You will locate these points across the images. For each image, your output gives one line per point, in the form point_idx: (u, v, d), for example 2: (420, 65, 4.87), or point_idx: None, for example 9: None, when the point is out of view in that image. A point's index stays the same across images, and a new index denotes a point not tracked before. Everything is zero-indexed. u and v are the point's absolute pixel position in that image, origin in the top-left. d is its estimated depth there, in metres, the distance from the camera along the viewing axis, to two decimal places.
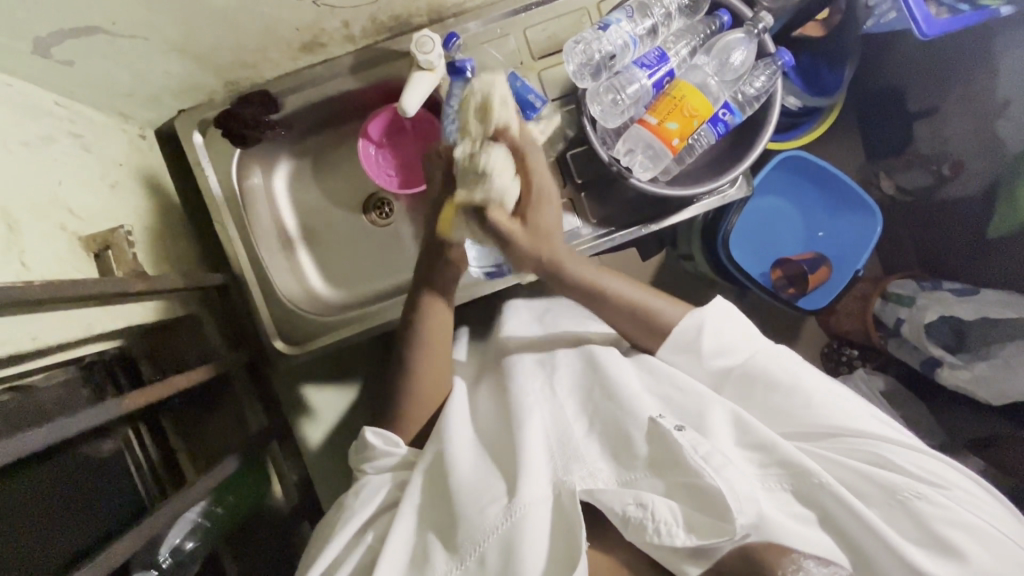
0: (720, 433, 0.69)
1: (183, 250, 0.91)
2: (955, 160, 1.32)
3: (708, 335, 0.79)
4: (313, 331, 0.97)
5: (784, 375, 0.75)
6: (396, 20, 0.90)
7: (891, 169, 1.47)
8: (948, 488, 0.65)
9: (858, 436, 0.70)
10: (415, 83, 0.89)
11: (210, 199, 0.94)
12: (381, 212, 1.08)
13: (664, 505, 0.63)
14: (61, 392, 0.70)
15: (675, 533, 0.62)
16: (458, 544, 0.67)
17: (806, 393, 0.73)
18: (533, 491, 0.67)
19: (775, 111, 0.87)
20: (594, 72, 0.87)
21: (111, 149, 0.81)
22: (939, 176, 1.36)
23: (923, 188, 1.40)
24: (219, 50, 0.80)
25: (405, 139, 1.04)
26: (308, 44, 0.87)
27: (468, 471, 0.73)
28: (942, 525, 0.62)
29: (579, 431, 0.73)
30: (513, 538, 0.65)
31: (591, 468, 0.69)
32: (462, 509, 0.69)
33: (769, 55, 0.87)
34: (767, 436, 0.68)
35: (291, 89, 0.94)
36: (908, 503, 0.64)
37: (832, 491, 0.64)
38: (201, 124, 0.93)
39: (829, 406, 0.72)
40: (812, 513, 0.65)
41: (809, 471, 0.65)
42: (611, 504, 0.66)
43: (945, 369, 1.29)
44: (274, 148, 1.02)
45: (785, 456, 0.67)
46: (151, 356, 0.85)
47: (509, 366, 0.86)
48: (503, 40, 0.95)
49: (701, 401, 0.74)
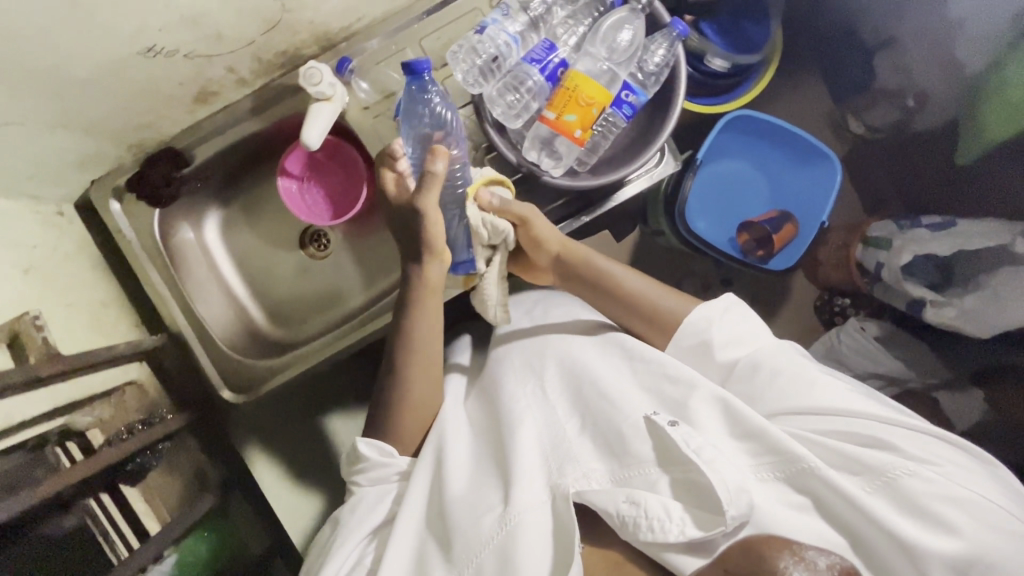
0: (710, 424, 0.68)
1: (116, 318, 0.92)
2: (919, 90, 1.31)
3: (718, 330, 0.78)
4: (262, 377, 0.97)
5: (780, 362, 0.73)
6: (284, 56, 0.88)
7: (857, 108, 1.44)
8: (944, 462, 0.60)
9: (856, 418, 0.66)
10: (315, 114, 0.88)
11: (137, 264, 0.94)
12: (319, 245, 1.08)
13: (657, 502, 0.62)
14: (11, 473, 0.72)
15: (667, 529, 0.61)
16: (455, 555, 0.67)
17: (800, 377, 0.71)
18: (530, 494, 0.68)
19: (681, 81, 0.84)
20: (484, 76, 0.85)
21: (22, 234, 0.82)
22: (906, 109, 1.35)
23: (893, 124, 1.40)
24: (105, 118, 0.80)
25: (327, 169, 1.03)
26: (200, 95, 0.86)
27: (463, 484, 0.73)
28: (937, 503, 0.57)
29: (571, 433, 0.73)
30: (507, 547, 0.65)
31: (585, 469, 0.68)
32: (457, 521, 0.69)
33: (665, 25, 0.84)
34: (758, 423, 0.66)
35: (198, 141, 0.94)
36: (898, 482, 0.60)
37: (821, 475, 0.61)
38: (116, 192, 0.93)
39: (823, 390, 0.69)
40: (807, 498, 0.63)
41: (799, 456, 0.63)
42: (604, 506, 0.64)
43: (930, 308, 1.23)
44: (199, 201, 1.02)
45: (777, 442, 0.64)
46: (103, 427, 0.86)
47: (496, 371, 0.86)
48: (400, 56, 0.93)
49: (689, 390, 0.72)
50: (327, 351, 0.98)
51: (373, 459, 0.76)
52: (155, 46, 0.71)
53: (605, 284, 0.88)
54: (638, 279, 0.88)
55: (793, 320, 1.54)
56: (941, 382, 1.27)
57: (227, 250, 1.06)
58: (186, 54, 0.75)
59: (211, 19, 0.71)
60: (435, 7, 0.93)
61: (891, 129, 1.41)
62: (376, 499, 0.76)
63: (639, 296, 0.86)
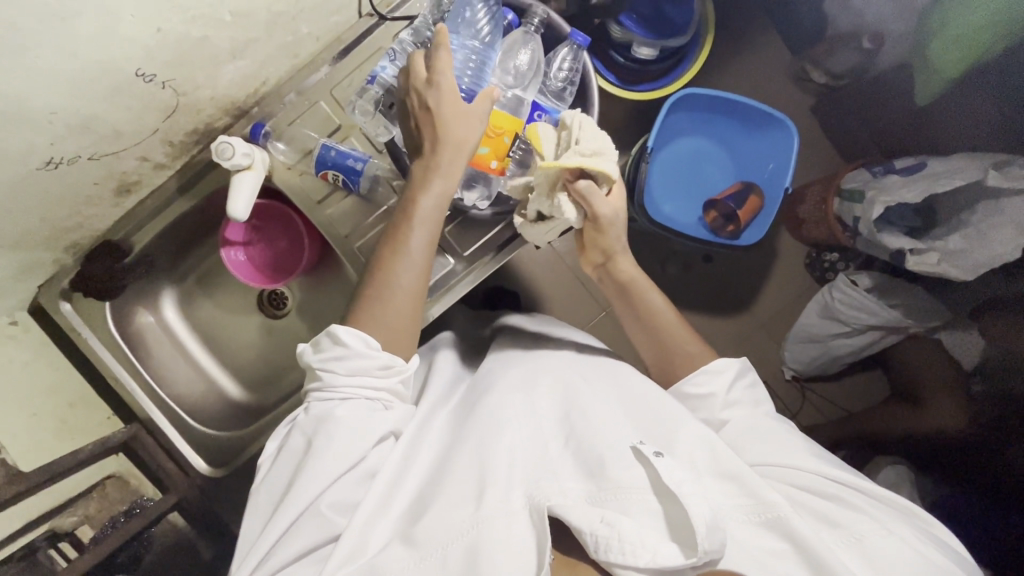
0: (692, 458, 0.68)
1: (85, 416, 0.94)
2: (874, 32, 1.26)
3: (729, 378, 0.80)
4: (238, 447, 0.99)
5: (756, 423, 0.76)
6: (197, 133, 0.89)
7: (815, 57, 1.40)
8: (903, 529, 0.62)
9: (826, 480, 0.68)
10: (238, 186, 0.88)
11: (97, 358, 0.96)
12: (276, 304, 1.09)
13: (631, 527, 0.60)
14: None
15: (638, 554, 0.59)
16: (420, 539, 0.64)
17: (776, 437, 0.74)
18: (502, 509, 0.65)
19: (593, 86, 0.83)
20: (515, 77, 0.84)
21: None
22: (863, 50, 1.30)
23: (853, 67, 1.35)
24: (29, 230, 0.81)
25: (269, 231, 1.04)
26: (120, 187, 0.86)
27: (437, 482, 0.70)
28: (896, 565, 0.58)
29: (553, 456, 0.72)
30: (475, 553, 0.62)
31: (562, 487, 0.66)
32: (432, 513, 0.66)
33: (566, 36, 0.83)
34: (739, 465, 0.66)
35: (134, 229, 0.95)
36: (862, 541, 0.61)
37: (793, 523, 0.61)
38: (64, 293, 0.94)
39: (800, 451, 0.72)
40: (786, 544, 0.62)
41: (774, 501, 0.63)
42: (578, 523, 0.62)
43: (911, 257, 1.17)
44: (152, 285, 1.03)
45: (755, 486, 0.65)
46: (92, 522, 0.90)
47: (483, 380, 0.86)
48: (314, 110, 0.93)
49: (676, 424, 0.72)
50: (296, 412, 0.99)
51: (358, 348, 0.69)
52: (54, 158, 0.71)
53: (646, 313, 0.88)
54: (675, 323, 0.87)
55: (780, 289, 1.49)
56: (941, 323, 1.22)
57: (189, 326, 1.08)
58: (89, 157, 0.76)
59: (103, 121, 0.72)
60: (339, 54, 0.92)
61: (853, 74, 1.36)
62: (362, 432, 0.68)
63: (660, 332, 0.87)
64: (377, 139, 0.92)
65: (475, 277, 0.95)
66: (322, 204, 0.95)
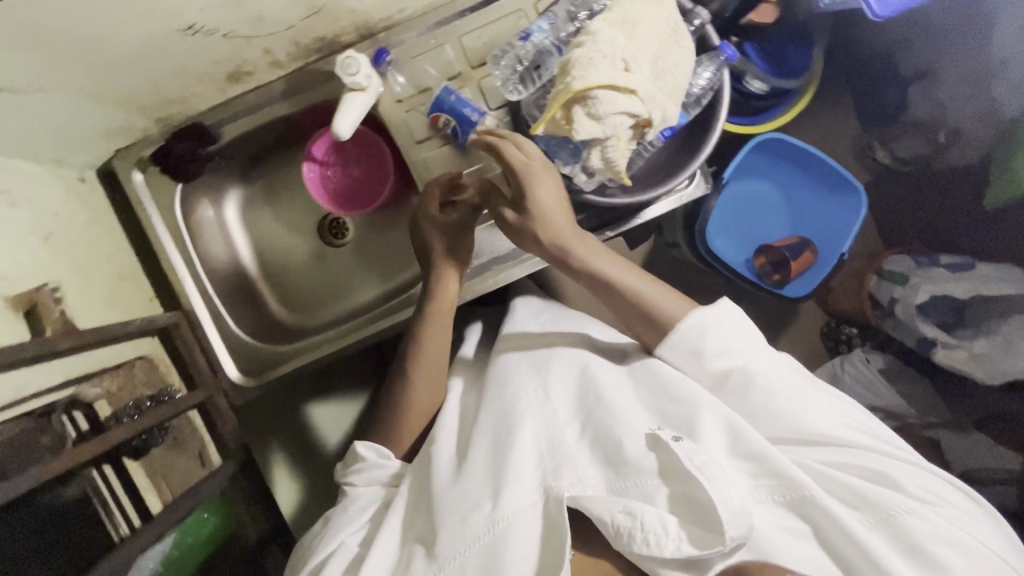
0: (715, 442, 0.67)
1: (134, 292, 0.91)
2: (952, 127, 1.25)
3: (711, 338, 0.74)
4: (272, 361, 0.98)
5: (781, 378, 0.72)
6: (322, 41, 0.87)
7: (885, 136, 1.36)
8: (937, 503, 0.64)
9: (859, 449, 0.68)
10: (348, 105, 0.87)
11: (155, 236, 0.94)
12: (337, 233, 1.08)
13: (655, 516, 0.62)
14: (18, 445, 0.73)
15: (664, 544, 0.61)
16: (439, 550, 0.66)
17: (796, 396, 0.71)
18: (519, 499, 0.67)
19: (724, 105, 0.83)
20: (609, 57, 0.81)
21: (43, 201, 0.80)
22: (935, 144, 1.29)
23: (919, 158, 1.33)
24: (139, 90, 0.79)
25: (352, 160, 1.02)
26: (233, 74, 0.85)
27: (450, 476, 0.72)
28: (926, 539, 0.61)
29: (571, 437, 0.71)
30: (497, 545, 0.65)
31: (581, 475, 0.67)
32: (444, 518, 0.68)
33: (713, 48, 0.83)
34: (761, 445, 0.66)
35: (226, 119, 0.93)
36: (895, 519, 0.62)
37: (821, 506, 0.63)
38: (140, 163, 0.92)
39: (827, 417, 0.71)
40: (805, 526, 0.64)
41: (801, 483, 0.64)
42: (600, 514, 0.63)
43: (940, 349, 1.20)
44: (221, 178, 1.01)
45: (779, 466, 0.65)
46: (112, 400, 0.87)
47: (500, 366, 0.83)
48: (439, 51, 0.93)
49: (695, 407, 0.71)
50: (333, 345, 0.99)
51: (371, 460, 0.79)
52: (196, 24, 0.69)
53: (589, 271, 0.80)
54: (652, 286, 0.80)
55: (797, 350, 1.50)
56: (939, 420, 1.24)
57: (244, 230, 1.06)
58: (225, 34, 0.74)
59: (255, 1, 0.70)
60: (478, 3, 0.92)
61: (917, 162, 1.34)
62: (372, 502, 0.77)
63: (630, 291, 0.79)
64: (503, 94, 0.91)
65: (519, 269, 0.96)
66: (420, 145, 0.94)
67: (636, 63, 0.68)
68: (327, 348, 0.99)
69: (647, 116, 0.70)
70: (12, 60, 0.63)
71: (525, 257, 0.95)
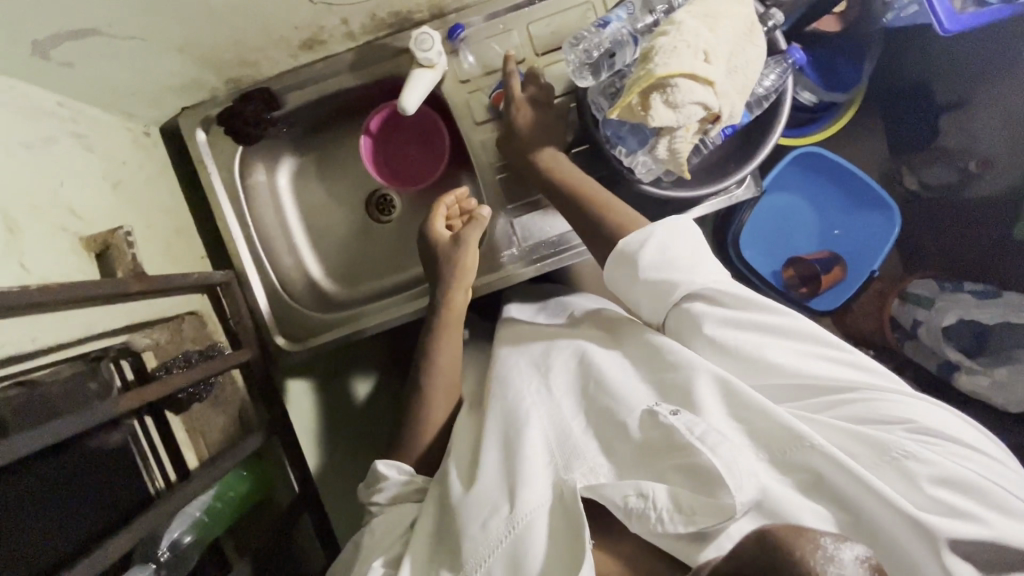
0: (713, 406, 0.66)
1: (188, 247, 0.93)
2: (984, 156, 1.23)
3: (654, 247, 0.76)
4: (316, 329, 1.00)
5: (765, 321, 0.71)
6: (396, 17, 0.89)
7: (914, 164, 1.33)
8: (939, 442, 0.61)
9: (852, 393, 0.66)
10: (416, 80, 0.88)
11: (212, 195, 0.95)
12: (384, 210, 1.09)
13: (663, 490, 0.60)
14: (70, 385, 0.71)
15: (676, 520, 0.58)
16: (464, 560, 0.64)
17: (779, 339, 0.70)
18: (535, 496, 0.65)
19: (786, 110, 0.85)
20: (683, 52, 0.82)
21: (114, 149, 0.82)
22: (965, 172, 1.25)
23: (948, 185, 1.29)
24: (219, 47, 0.80)
25: (406, 137, 1.03)
26: (308, 42, 0.86)
27: (466, 486, 0.70)
28: (934, 480, 0.58)
29: (578, 428, 0.71)
30: (518, 547, 0.63)
31: (591, 465, 0.66)
32: (465, 525, 0.66)
33: (781, 52, 0.85)
34: (758, 404, 0.65)
35: (292, 86, 0.94)
36: (901, 462, 0.59)
37: (824, 453, 0.60)
38: (205, 122, 0.94)
39: (815, 362, 0.69)
40: (807, 483, 0.61)
41: (802, 438, 0.61)
42: (611, 497, 0.62)
43: (963, 374, 1.20)
44: (277, 145, 1.02)
45: (778, 425, 0.63)
46: (158, 351, 0.87)
47: (502, 367, 0.85)
48: (506, 36, 0.94)
49: (690, 372, 0.70)
50: (373, 320, 1.00)
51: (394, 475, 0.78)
52: None
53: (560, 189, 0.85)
54: (601, 194, 0.85)
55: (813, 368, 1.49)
56: None
57: (293, 199, 1.07)
58: None
59: None
60: None
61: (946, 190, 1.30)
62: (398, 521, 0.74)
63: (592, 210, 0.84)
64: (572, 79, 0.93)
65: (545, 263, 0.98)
66: (479, 126, 0.96)
67: (715, 55, 0.69)
68: (370, 320, 1.00)
69: (718, 109, 0.71)
70: (114, 4, 0.64)
71: (561, 248, 0.97)
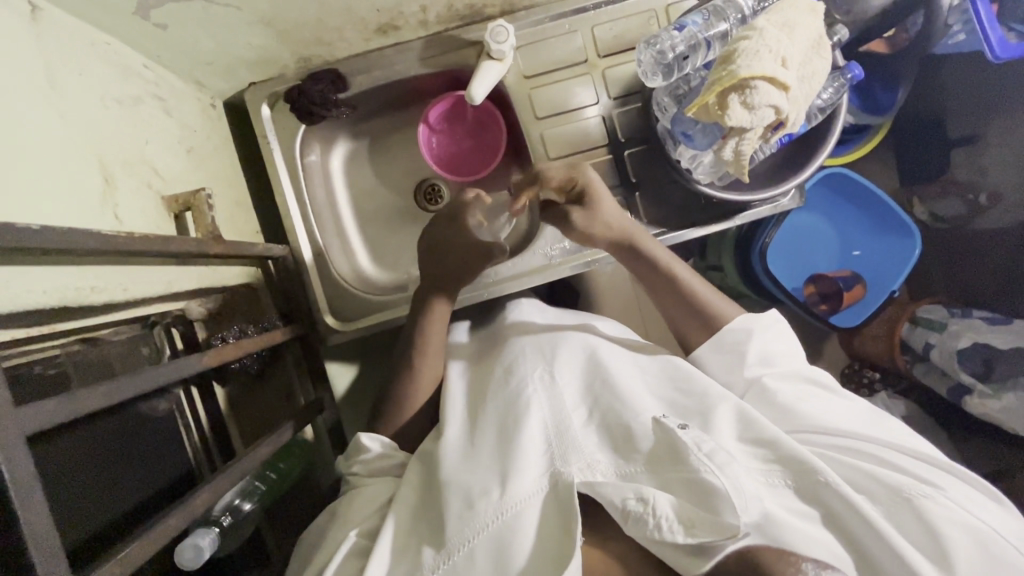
0: (723, 429, 0.65)
1: (244, 220, 0.93)
2: (992, 189, 1.23)
3: (756, 344, 0.77)
4: (361, 310, 1.00)
5: (790, 384, 0.74)
6: (470, 8, 0.92)
7: (924, 195, 1.33)
8: (950, 489, 0.62)
9: (865, 441, 0.67)
10: (485, 71, 0.90)
11: (271, 169, 0.96)
12: (431, 200, 1.09)
13: (664, 498, 0.58)
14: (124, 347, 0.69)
15: (676, 529, 0.56)
16: (446, 539, 0.61)
17: (804, 393, 0.73)
18: (526, 488, 0.63)
19: (839, 125, 0.89)
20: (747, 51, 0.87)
21: (187, 115, 0.82)
22: (974, 205, 1.25)
23: (957, 217, 1.29)
24: (301, 25, 0.82)
25: (461, 128, 1.05)
26: (384, 25, 0.89)
27: (459, 461, 0.68)
28: (946, 523, 0.58)
29: (577, 422, 0.69)
30: (504, 536, 0.60)
31: (589, 460, 0.64)
32: (450, 503, 0.63)
33: (838, 68, 0.89)
34: (772, 432, 0.64)
35: (358, 70, 0.96)
36: (913, 502, 0.60)
37: (836, 490, 0.60)
38: (270, 99, 0.95)
39: (828, 410, 0.70)
40: (817, 511, 0.60)
41: (814, 468, 0.61)
42: (610, 498, 0.60)
43: (973, 397, 1.18)
44: (334, 128, 1.03)
45: (788, 451, 0.63)
46: (208, 322, 0.83)
47: (510, 348, 0.83)
48: (570, 36, 0.97)
49: (707, 400, 0.70)
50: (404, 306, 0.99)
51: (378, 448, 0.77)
52: None
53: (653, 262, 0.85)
54: (706, 289, 0.84)
55: None
56: None
57: (344, 183, 1.07)
58: None
59: None
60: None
61: (955, 223, 1.30)
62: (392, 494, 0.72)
63: (686, 290, 0.84)
64: (630, 84, 0.98)
65: (558, 271, 1.00)
66: (541, 121, 0.98)
67: (791, 61, 0.73)
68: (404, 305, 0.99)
69: (786, 114, 0.73)
70: None
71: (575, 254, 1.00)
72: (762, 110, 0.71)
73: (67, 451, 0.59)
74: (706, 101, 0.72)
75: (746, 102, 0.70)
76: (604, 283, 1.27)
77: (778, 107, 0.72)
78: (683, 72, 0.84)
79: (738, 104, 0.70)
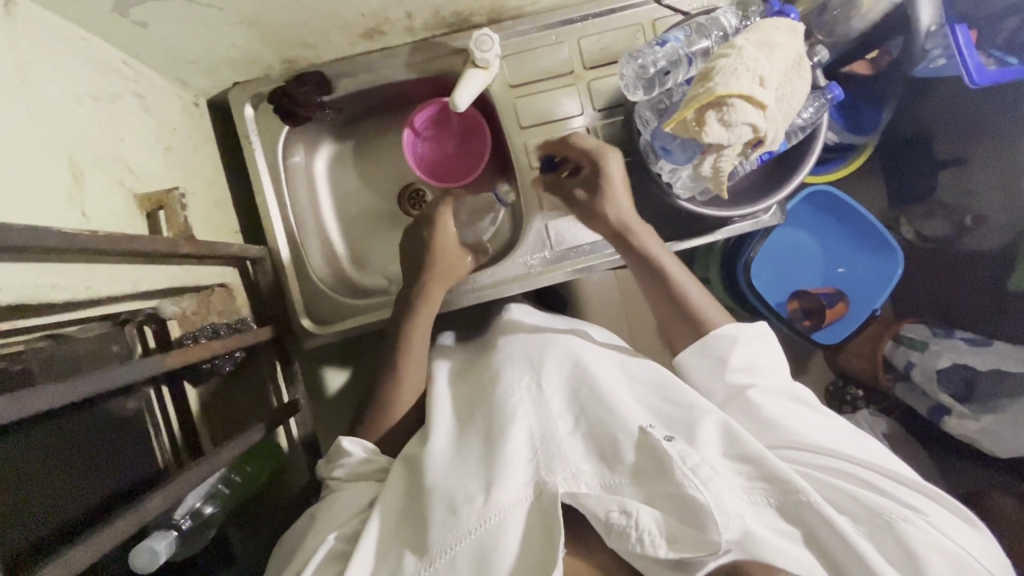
0: (709, 444, 0.65)
1: (224, 219, 0.92)
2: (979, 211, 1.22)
3: (739, 351, 0.77)
4: (340, 312, 1.00)
5: (778, 399, 0.73)
6: (457, 16, 0.93)
7: (913, 215, 1.36)
8: (931, 514, 0.62)
9: (851, 462, 0.67)
10: (469, 79, 0.90)
11: (254, 169, 0.96)
12: (415, 204, 1.09)
13: (648, 514, 0.58)
14: (93, 344, 0.68)
15: (658, 543, 0.57)
16: (428, 545, 0.61)
17: (792, 409, 0.72)
18: (509, 493, 0.62)
19: (818, 145, 0.90)
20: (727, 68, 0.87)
21: (167, 113, 0.82)
22: (960, 225, 1.26)
23: (941, 237, 1.30)
24: (284, 26, 0.82)
25: (447, 133, 1.05)
26: (370, 30, 0.89)
27: (444, 466, 0.67)
28: (924, 548, 0.58)
29: (563, 431, 0.68)
30: (487, 544, 0.60)
31: (574, 470, 0.64)
32: (433, 510, 0.63)
33: (818, 88, 0.89)
34: (758, 450, 0.63)
35: (344, 73, 0.96)
36: (894, 525, 0.60)
37: (817, 509, 0.59)
38: (254, 99, 0.95)
39: (815, 428, 0.70)
40: (798, 530, 0.60)
41: (798, 487, 0.60)
42: (594, 510, 0.60)
43: (953, 417, 1.19)
44: (319, 130, 1.03)
45: (773, 469, 0.62)
46: (183, 321, 0.81)
47: (498, 355, 0.82)
48: (557, 47, 0.98)
49: (693, 412, 0.69)
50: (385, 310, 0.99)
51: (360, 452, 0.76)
52: None
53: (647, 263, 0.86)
54: (697, 292, 0.85)
55: None
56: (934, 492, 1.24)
57: (328, 184, 1.07)
58: None
59: None
60: (602, 10, 0.98)
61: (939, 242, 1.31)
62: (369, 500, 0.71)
63: (678, 293, 0.84)
64: (616, 96, 0.98)
65: (549, 276, 0.99)
66: (525, 130, 0.99)
67: (770, 80, 0.73)
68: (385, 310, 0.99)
69: (764, 133, 0.74)
70: None
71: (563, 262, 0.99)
72: (739, 129, 0.71)
73: (22, 450, 0.58)
74: (683, 117, 0.72)
75: (724, 120, 0.70)
76: (588, 293, 1.27)
77: (755, 125, 0.72)
78: (665, 87, 0.84)
79: (715, 124, 0.71)
